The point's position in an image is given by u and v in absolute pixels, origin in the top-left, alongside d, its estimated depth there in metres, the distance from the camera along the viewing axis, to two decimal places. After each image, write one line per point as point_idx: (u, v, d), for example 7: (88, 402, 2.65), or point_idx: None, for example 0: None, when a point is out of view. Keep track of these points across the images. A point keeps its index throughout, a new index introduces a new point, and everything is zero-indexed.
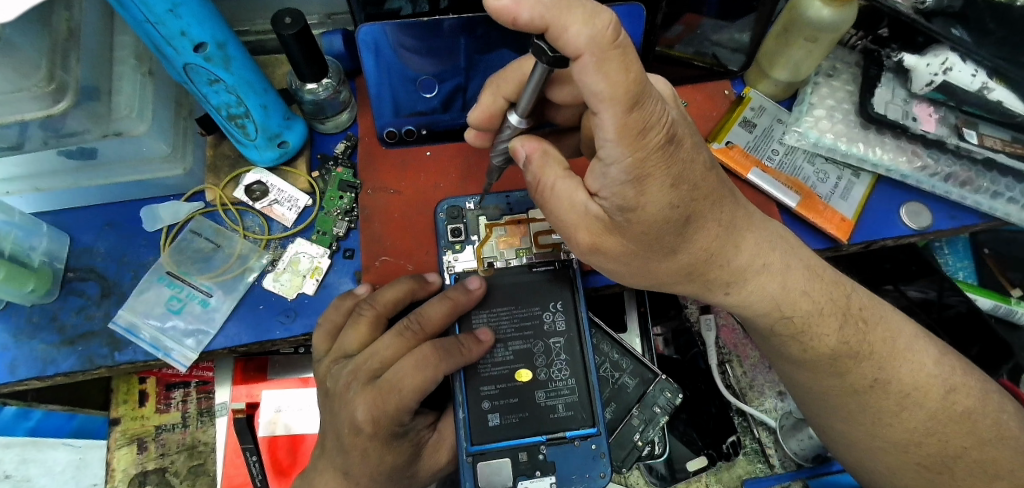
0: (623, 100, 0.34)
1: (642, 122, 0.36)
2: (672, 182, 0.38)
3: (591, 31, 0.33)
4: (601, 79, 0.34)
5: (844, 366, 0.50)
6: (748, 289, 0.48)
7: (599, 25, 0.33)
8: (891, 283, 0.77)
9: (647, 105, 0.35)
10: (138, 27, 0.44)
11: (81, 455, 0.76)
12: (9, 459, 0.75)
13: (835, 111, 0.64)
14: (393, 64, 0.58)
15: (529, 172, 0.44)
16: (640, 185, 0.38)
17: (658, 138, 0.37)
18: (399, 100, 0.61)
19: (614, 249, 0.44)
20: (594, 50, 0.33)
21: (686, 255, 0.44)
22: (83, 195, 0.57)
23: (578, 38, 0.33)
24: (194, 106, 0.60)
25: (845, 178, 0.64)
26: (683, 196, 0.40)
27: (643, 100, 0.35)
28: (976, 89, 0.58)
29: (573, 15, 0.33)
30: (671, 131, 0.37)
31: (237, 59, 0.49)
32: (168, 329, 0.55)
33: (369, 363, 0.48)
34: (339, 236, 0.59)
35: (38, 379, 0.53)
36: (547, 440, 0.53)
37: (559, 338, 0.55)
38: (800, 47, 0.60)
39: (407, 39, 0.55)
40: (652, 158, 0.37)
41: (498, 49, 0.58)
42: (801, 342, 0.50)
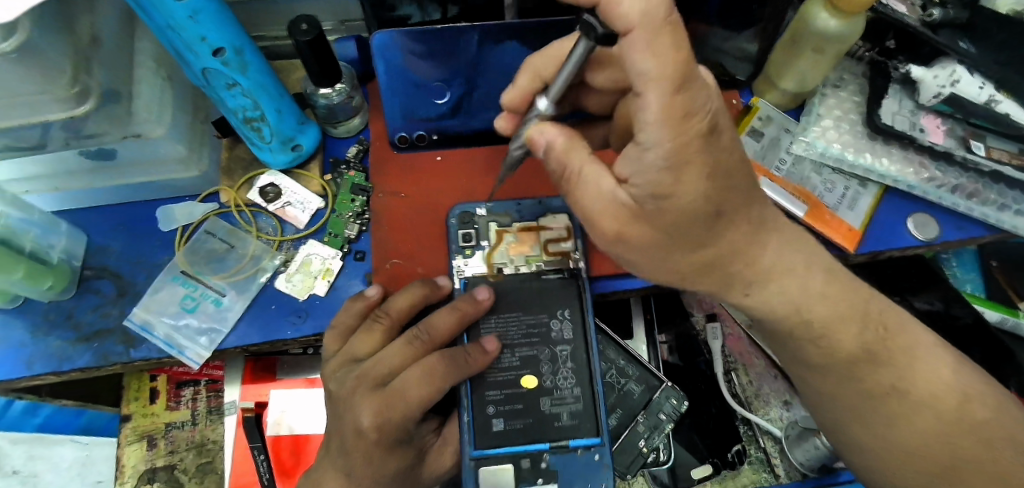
0: (672, 80, 0.33)
1: (687, 105, 0.33)
2: (709, 172, 0.36)
3: (645, 6, 0.32)
4: (649, 58, 0.33)
5: (864, 372, 0.47)
6: (772, 291, 0.44)
7: (654, 4, 0.32)
8: (898, 293, 0.77)
9: (692, 90, 0.33)
10: (159, 32, 0.45)
11: (87, 453, 0.78)
12: (17, 456, 0.76)
13: (842, 122, 0.64)
14: (402, 70, 0.58)
15: (551, 160, 0.42)
16: (677, 173, 0.35)
17: (700, 125, 0.34)
18: (410, 105, 0.61)
19: (638, 238, 0.40)
20: (646, 27, 0.32)
21: (713, 251, 0.40)
22: (101, 195, 0.59)
23: (630, 12, 0.32)
24: (210, 109, 0.61)
25: (853, 189, 0.64)
26: (718, 187, 0.36)
27: (691, 81, 0.33)
28: (984, 101, 0.58)
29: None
30: (714, 119, 0.35)
31: (254, 64, 0.50)
32: (182, 327, 0.56)
33: (377, 369, 0.50)
34: (351, 238, 0.60)
35: (53, 375, 0.54)
36: (551, 447, 0.53)
37: (566, 346, 0.56)
38: (807, 58, 0.61)
39: (418, 44, 0.56)
40: (693, 144, 0.34)
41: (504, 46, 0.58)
42: (821, 346, 0.46)
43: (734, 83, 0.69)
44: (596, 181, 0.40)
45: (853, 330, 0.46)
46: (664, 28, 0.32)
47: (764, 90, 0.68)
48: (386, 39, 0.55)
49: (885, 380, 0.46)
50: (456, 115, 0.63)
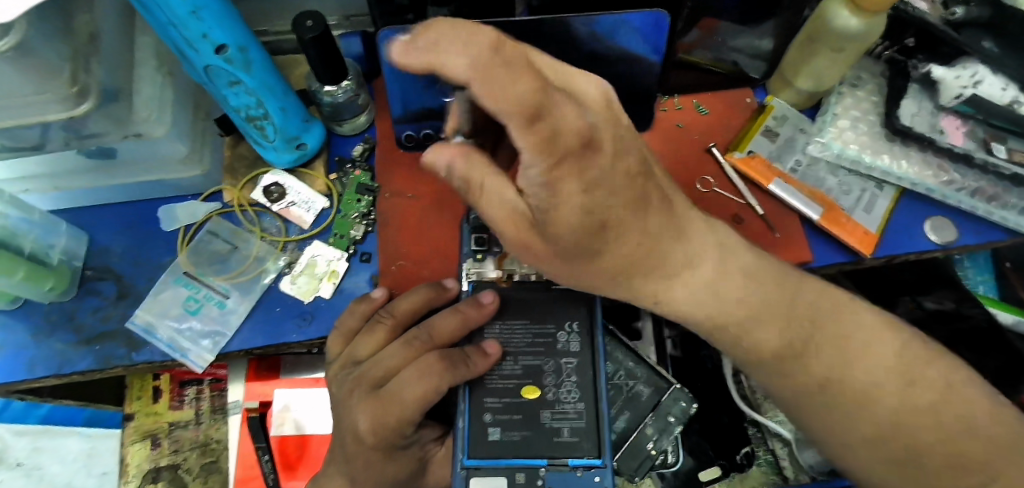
0: (521, 112, 0.25)
1: (550, 131, 0.26)
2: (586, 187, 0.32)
3: (466, 55, 0.24)
4: (473, 90, 0.26)
5: (786, 367, 0.45)
6: (727, 296, 0.45)
7: (474, 42, 0.24)
8: (908, 294, 0.76)
9: (552, 113, 0.26)
10: (160, 28, 0.43)
11: (91, 445, 0.79)
12: (22, 447, 0.78)
13: (860, 122, 0.63)
14: (405, 69, 0.52)
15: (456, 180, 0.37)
16: (554, 187, 0.31)
17: (573, 141, 0.28)
18: (409, 98, 0.57)
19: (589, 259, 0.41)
20: (460, 73, 0.25)
21: (663, 259, 0.43)
22: (102, 194, 0.57)
23: (440, 61, 0.27)
24: (212, 106, 0.60)
25: (869, 191, 0.63)
26: (598, 201, 0.34)
27: (545, 109, 0.25)
28: (1007, 103, 0.57)
29: (434, 27, 0.25)
30: (590, 133, 0.29)
31: (258, 62, 0.49)
32: (185, 330, 0.55)
33: (374, 371, 0.50)
34: (356, 239, 0.59)
35: (56, 378, 0.53)
36: (547, 463, 0.50)
37: (571, 359, 0.54)
38: (824, 56, 0.59)
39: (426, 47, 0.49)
40: (567, 162, 0.29)
41: None
42: (744, 343, 0.46)
43: (748, 80, 0.68)
44: (498, 187, 0.36)
45: (774, 329, 0.45)
46: (499, 57, 0.24)
47: (780, 88, 0.66)
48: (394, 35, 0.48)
49: (816, 374, 0.44)
50: None
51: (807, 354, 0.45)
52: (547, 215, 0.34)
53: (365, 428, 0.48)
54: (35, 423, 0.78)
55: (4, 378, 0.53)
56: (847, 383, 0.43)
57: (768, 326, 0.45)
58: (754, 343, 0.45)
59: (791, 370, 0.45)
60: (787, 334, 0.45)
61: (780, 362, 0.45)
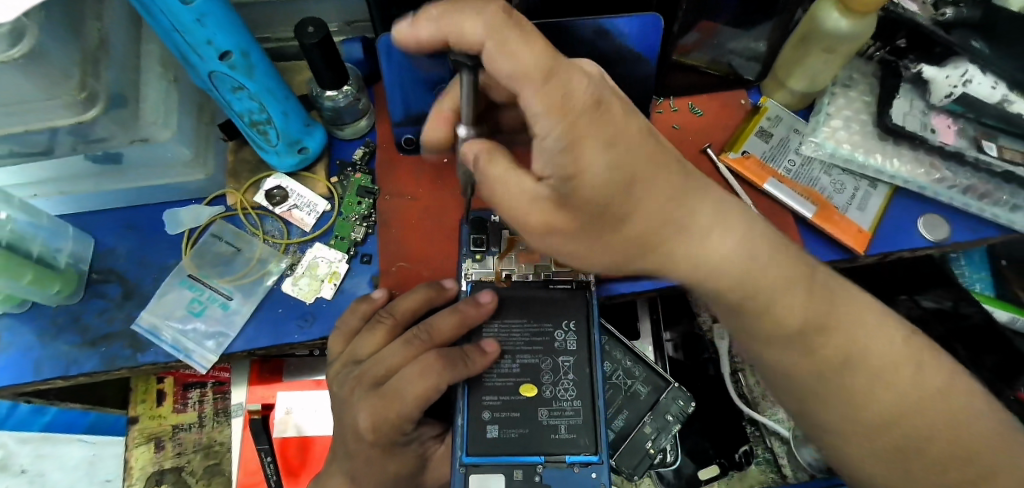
0: (537, 74, 0.37)
1: (562, 89, 0.37)
2: (606, 143, 0.37)
3: (483, 22, 0.38)
4: (507, 60, 0.37)
5: (809, 345, 0.42)
6: None
7: (490, 17, 0.38)
8: (905, 293, 0.76)
9: (563, 75, 0.37)
10: (165, 35, 0.45)
11: (94, 452, 0.78)
12: (24, 454, 0.76)
13: (852, 122, 0.64)
14: (405, 71, 0.54)
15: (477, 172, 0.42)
16: (575, 151, 0.37)
17: (584, 100, 0.37)
18: (410, 101, 0.58)
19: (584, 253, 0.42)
20: (490, 36, 0.38)
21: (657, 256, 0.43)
22: (108, 198, 0.58)
23: (474, 32, 0.38)
24: (215, 111, 0.61)
25: (862, 189, 0.64)
26: (621, 158, 0.37)
27: (557, 71, 0.37)
28: (997, 101, 0.58)
29: (466, 13, 0.38)
30: (600, 98, 0.38)
31: (260, 67, 0.50)
32: (189, 331, 0.55)
33: (374, 370, 0.51)
34: (357, 241, 0.59)
35: (62, 379, 0.54)
36: (545, 460, 0.51)
37: (569, 357, 0.55)
38: (817, 57, 0.60)
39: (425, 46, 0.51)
40: (583, 121, 0.37)
41: None
42: (766, 319, 0.42)
43: (742, 82, 0.69)
44: (516, 180, 0.40)
45: (800, 299, 0.41)
46: (512, 25, 0.38)
47: (774, 89, 0.67)
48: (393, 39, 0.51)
49: (834, 355, 0.41)
50: None
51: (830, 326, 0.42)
52: (572, 184, 0.37)
53: (366, 425, 0.48)
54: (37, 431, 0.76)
55: (11, 379, 0.53)
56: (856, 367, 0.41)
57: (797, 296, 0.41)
58: (777, 321, 0.41)
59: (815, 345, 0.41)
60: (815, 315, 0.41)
61: (803, 340, 0.41)
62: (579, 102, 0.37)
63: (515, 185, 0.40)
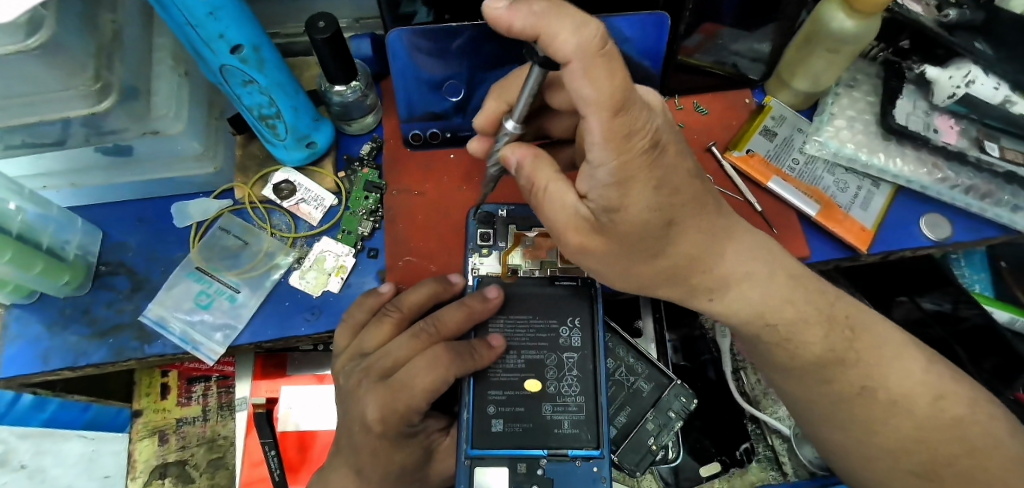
0: (609, 105, 0.34)
1: (629, 127, 0.36)
2: (655, 185, 0.39)
3: (578, 40, 0.32)
4: (588, 86, 0.34)
5: (830, 373, 0.48)
6: (731, 298, 0.48)
7: (588, 34, 0.32)
8: (906, 294, 0.77)
9: (633, 111, 0.35)
10: (178, 28, 0.45)
11: (93, 448, 0.70)
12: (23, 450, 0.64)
13: (855, 122, 0.65)
14: (407, 68, 0.57)
15: (521, 177, 0.45)
16: (625, 187, 0.39)
17: (642, 143, 0.37)
18: (414, 101, 0.60)
19: (599, 250, 0.44)
20: (581, 58, 0.33)
21: (668, 259, 0.45)
22: (117, 190, 0.59)
23: (565, 45, 0.33)
24: (225, 105, 0.61)
25: (865, 188, 0.64)
26: (664, 199, 0.40)
27: (630, 107, 0.35)
28: (998, 102, 0.58)
29: (562, 22, 0.32)
30: (656, 137, 0.38)
31: (271, 62, 0.50)
32: (197, 323, 0.56)
33: (382, 362, 0.51)
34: (364, 236, 0.60)
35: (70, 370, 0.55)
36: (548, 454, 0.52)
37: (573, 353, 0.55)
38: (821, 58, 0.61)
39: (425, 41, 0.54)
40: (637, 161, 0.37)
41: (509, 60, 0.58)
42: (788, 349, 0.49)
43: (747, 82, 0.69)
44: (561, 193, 0.43)
45: (818, 334, 0.48)
46: (603, 53, 0.33)
47: (778, 89, 0.68)
48: (397, 38, 0.54)
49: (854, 382, 0.47)
50: (467, 116, 0.62)
51: (849, 357, 0.48)
52: None
53: (374, 417, 0.49)
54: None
55: (19, 369, 0.54)
56: (880, 395, 0.47)
57: (815, 328, 0.48)
58: (795, 350, 0.48)
59: (836, 376, 0.48)
60: (847, 343, 0.48)
61: (825, 368, 0.48)
62: (639, 142, 0.37)
63: (559, 196, 0.43)
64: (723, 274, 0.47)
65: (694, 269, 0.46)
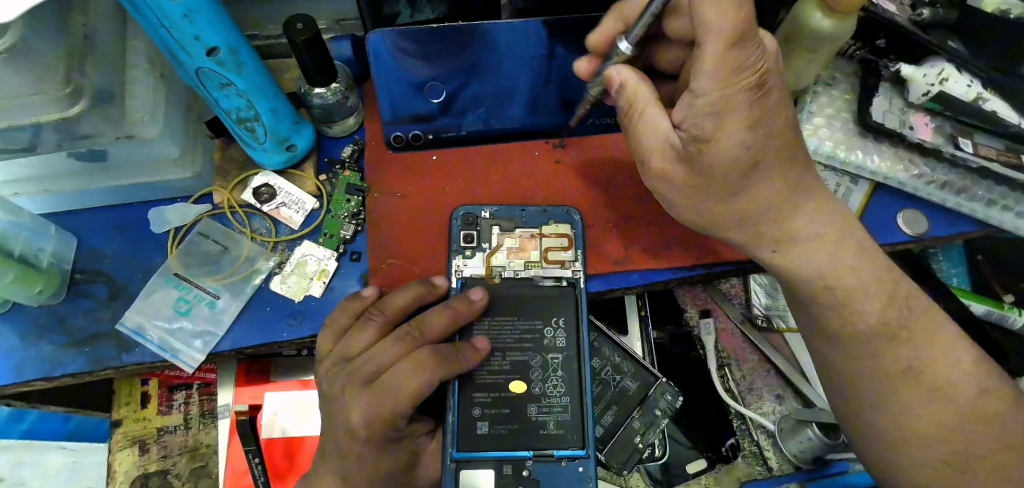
0: (729, 36, 0.36)
1: (738, 62, 0.37)
2: (750, 123, 0.39)
3: None
4: (710, 10, 0.35)
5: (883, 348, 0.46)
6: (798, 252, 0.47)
7: None
8: None
9: (746, 46, 0.36)
10: (153, 31, 0.44)
11: (75, 458, 0.77)
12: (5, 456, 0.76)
13: (833, 120, 0.65)
14: (395, 70, 0.57)
15: (619, 98, 0.46)
16: (721, 121, 0.39)
17: (749, 79, 0.38)
18: (400, 102, 0.59)
19: (677, 177, 0.45)
20: None
21: (741, 200, 0.45)
22: (93, 196, 0.57)
23: None
24: (203, 109, 0.60)
25: (843, 185, 0.65)
26: (758, 139, 0.40)
27: (744, 40, 0.36)
28: (972, 99, 0.59)
29: None
30: (763, 76, 0.38)
31: (249, 64, 0.50)
32: (176, 331, 0.55)
33: (368, 366, 0.51)
34: (346, 239, 0.59)
35: (44, 381, 0.53)
36: (534, 456, 0.52)
37: (558, 354, 0.55)
38: (800, 57, 0.61)
39: (412, 43, 0.55)
40: (739, 96, 0.38)
41: (501, 59, 0.58)
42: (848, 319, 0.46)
43: None
44: (656, 115, 0.44)
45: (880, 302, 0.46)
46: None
47: None
48: (379, 40, 0.54)
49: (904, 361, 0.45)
50: (451, 115, 0.61)
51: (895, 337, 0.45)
52: None
53: (359, 422, 0.48)
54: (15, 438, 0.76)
55: None
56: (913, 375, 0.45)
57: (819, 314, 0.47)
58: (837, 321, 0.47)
59: (864, 353, 0.46)
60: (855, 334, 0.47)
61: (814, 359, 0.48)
62: (744, 78, 0.37)
63: (654, 119, 0.44)
64: (796, 228, 0.46)
65: (758, 216, 0.46)
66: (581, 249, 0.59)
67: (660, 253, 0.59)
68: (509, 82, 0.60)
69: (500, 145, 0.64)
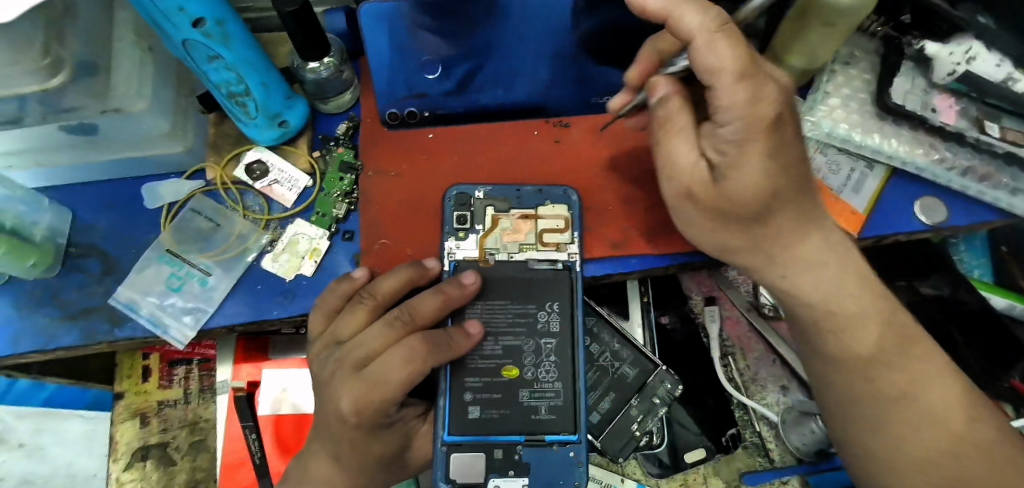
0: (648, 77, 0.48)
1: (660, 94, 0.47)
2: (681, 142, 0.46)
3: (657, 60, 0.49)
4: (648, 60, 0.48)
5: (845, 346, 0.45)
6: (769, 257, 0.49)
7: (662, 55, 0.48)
8: (905, 279, 0.75)
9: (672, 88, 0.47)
10: (136, 0, 0.43)
11: (92, 426, 0.76)
12: (23, 429, 0.74)
13: (850, 101, 0.62)
14: (407, 45, 0.55)
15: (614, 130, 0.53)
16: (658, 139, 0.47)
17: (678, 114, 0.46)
18: (413, 81, 0.58)
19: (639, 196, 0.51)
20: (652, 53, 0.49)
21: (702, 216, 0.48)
22: (86, 171, 0.57)
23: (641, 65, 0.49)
24: (195, 83, 0.59)
25: (858, 170, 0.62)
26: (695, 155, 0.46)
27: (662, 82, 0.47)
28: (1001, 79, 0.56)
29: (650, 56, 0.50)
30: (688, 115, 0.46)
31: (237, 36, 0.49)
32: (167, 307, 0.55)
33: (357, 352, 0.49)
34: (339, 218, 0.58)
35: (40, 353, 0.54)
36: (525, 440, 0.52)
37: (552, 339, 0.54)
38: (816, 33, 0.58)
39: (427, 17, 0.53)
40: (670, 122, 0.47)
41: (524, 35, 0.56)
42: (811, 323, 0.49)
43: None
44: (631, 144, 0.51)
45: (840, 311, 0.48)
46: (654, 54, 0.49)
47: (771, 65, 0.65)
48: (390, 10, 0.52)
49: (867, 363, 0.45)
50: (464, 92, 0.60)
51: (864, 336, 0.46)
52: None
53: (348, 408, 0.47)
54: (37, 406, 0.74)
55: None
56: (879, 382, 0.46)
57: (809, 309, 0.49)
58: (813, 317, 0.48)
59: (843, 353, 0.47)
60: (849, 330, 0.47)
61: None
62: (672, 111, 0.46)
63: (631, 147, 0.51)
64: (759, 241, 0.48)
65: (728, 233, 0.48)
66: (577, 232, 0.57)
67: (659, 238, 0.57)
68: (527, 59, 0.58)
69: (498, 123, 0.62)
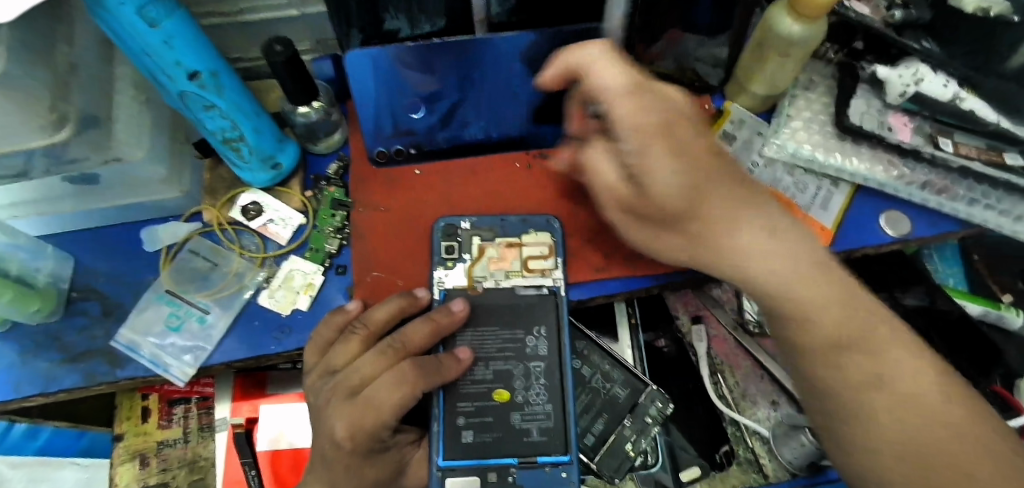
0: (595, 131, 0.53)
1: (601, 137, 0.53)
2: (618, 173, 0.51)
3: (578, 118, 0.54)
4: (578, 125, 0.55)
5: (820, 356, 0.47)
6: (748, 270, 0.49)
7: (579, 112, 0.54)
8: (886, 290, 0.77)
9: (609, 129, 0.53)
10: (135, 58, 0.47)
11: (88, 474, 0.76)
12: (17, 480, 0.72)
13: (812, 123, 0.66)
14: (393, 82, 0.58)
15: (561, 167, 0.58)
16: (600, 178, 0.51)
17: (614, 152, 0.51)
18: (398, 117, 0.61)
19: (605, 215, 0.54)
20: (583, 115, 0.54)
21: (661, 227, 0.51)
22: (87, 218, 0.60)
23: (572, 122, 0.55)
24: (191, 130, 0.62)
25: (825, 188, 0.65)
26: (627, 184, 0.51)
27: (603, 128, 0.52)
28: (949, 98, 0.61)
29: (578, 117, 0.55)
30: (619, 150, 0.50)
31: (230, 86, 0.52)
32: (167, 346, 0.56)
33: (349, 379, 0.51)
34: (332, 253, 0.61)
35: (41, 397, 0.55)
36: (518, 462, 0.53)
37: (540, 362, 0.56)
38: (773, 62, 0.62)
39: (413, 57, 0.55)
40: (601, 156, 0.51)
41: (505, 70, 0.59)
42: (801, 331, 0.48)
43: (707, 88, 0.71)
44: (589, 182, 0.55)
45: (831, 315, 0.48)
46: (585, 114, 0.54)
47: (737, 93, 0.69)
48: (378, 54, 0.54)
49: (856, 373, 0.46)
50: (446, 127, 0.63)
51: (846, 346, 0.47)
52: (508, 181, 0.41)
53: (342, 434, 0.49)
54: (31, 455, 0.73)
55: None
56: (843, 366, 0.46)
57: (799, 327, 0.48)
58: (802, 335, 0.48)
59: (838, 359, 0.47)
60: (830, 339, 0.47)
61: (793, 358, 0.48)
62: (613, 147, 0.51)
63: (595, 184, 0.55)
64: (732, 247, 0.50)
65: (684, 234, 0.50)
66: (561, 258, 0.59)
67: (640, 260, 0.59)
68: (506, 92, 0.61)
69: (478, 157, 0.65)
